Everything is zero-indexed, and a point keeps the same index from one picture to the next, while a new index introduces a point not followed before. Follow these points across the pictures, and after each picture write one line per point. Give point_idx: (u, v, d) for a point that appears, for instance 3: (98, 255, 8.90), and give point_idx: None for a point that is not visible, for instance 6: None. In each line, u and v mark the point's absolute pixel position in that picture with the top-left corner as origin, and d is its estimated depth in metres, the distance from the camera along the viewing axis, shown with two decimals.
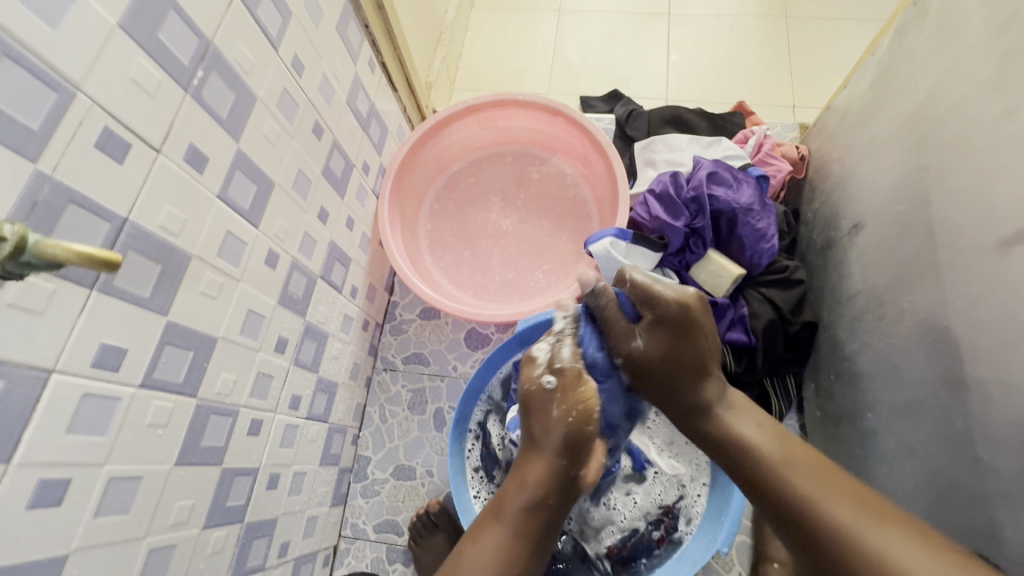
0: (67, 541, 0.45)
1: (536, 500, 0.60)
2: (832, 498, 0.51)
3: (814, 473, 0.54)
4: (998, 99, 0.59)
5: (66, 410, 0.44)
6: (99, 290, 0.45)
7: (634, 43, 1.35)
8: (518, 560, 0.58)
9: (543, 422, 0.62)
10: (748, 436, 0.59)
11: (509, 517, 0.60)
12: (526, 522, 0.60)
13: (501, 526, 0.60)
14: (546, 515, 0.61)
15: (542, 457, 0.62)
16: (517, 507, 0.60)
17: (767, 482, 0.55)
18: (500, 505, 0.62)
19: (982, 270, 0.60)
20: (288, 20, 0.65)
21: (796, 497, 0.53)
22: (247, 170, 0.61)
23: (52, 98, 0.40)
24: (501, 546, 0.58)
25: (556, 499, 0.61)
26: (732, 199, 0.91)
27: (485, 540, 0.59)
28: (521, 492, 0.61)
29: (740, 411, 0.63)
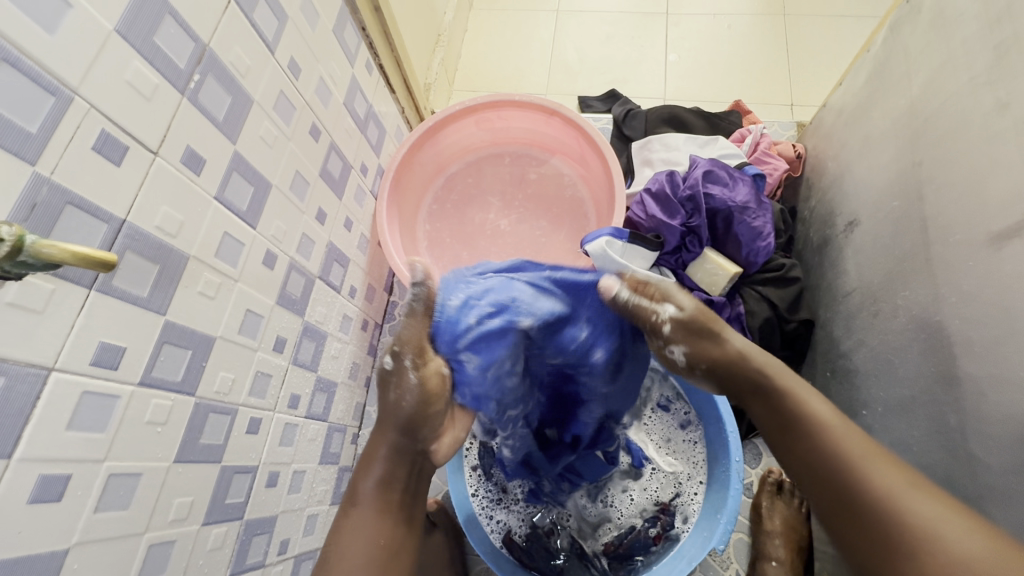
0: (68, 535, 0.46)
1: (386, 476, 0.60)
2: (880, 467, 0.52)
3: (865, 445, 0.54)
4: (990, 95, 0.60)
5: (67, 408, 0.45)
6: (98, 290, 0.46)
7: (632, 43, 1.36)
8: (381, 537, 0.58)
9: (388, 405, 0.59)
10: (814, 406, 0.57)
11: (363, 498, 0.59)
12: (380, 499, 0.59)
13: (361, 509, 0.59)
14: (401, 489, 0.61)
15: (385, 435, 0.60)
16: (368, 484, 0.60)
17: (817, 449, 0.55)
18: (352, 490, 0.60)
19: (974, 265, 0.60)
20: (284, 23, 0.66)
21: (842, 461, 0.54)
22: (244, 171, 0.62)
23: (50, 102, 0.41)
24: (362, 527, 0.58)
25: (407, 473, 0.61)
26: (728, 198, 0.91)
27: (348, 527, 0.58)
28: (370, 469, 0.60)
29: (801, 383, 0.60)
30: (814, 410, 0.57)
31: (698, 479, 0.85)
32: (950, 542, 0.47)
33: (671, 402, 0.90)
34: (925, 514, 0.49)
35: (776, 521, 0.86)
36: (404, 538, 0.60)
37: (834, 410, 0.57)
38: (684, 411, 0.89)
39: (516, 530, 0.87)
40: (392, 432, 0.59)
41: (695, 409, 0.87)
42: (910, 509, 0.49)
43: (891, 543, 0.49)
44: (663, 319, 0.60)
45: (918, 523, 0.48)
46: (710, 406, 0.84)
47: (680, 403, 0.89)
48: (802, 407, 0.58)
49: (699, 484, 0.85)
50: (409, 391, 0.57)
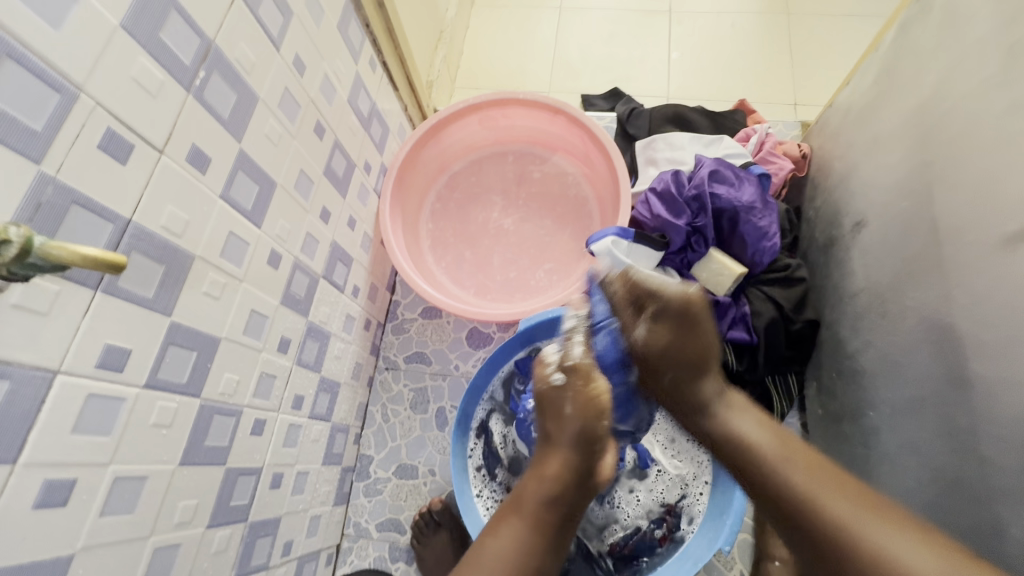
0: (72, 540, 0.45)
1: (555, 493, 0.62)
2: (837, 499, 0.54)
3: (825, 474, 0.56)
4: (1004, 96, 0.59)
5: (72, 410, 0.44)
6: (103, 291, 0.45)
7: (634, 41, 1.35)
8: (534, 551, 0.59)
9: (557, 421, 0.64)
10: (747, 431, 0.62)
11: (527, 510, 0.61)
12: (543, 515, 0.61)
13: (519, 521, 0.61)
14: (565, 509, 0.62)
15: (558, 452, 0.63)
16: (536, 497, 0.62)
17: (777, 484, 0.57)
18: (516, 498, 0.63)
19: (987, 266, 0.60)
20: (290, 20, 0.65)
21: (796, 495, 0.55)
22: (249, 170, 0.61)
23: (55, 99, 0.40)
24: (518, 536, 0.60)
25: (575, 493, 0.63)
26: (734, 198, 0.91)
27: (503, 534, 0.60)
28: (541, 484, 0.62)
29: (741, 410, 0.65)
30: (743, 431, 0.63)
31: (703, 480, 0.85)
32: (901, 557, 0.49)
33: None
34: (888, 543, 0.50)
35: None
36: (551, 557, 0.61)
37: (775, 433, 0.62)
38: None
39: None
40: (569, 450, 0.63)
41: None
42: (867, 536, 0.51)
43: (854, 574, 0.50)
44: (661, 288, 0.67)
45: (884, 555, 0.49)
46: None
47: None
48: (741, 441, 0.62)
49: (704, 485, 0.84)
50: (568, 400, 0.64)
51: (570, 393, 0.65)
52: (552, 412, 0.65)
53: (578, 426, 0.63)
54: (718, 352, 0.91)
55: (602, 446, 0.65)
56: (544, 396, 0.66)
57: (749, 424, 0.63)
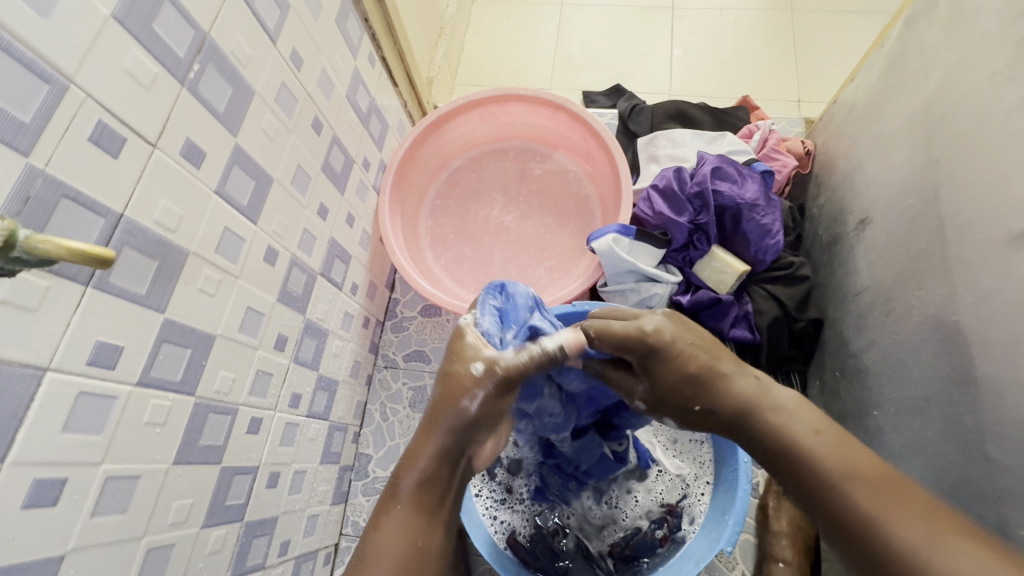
0: (63, 541, 0.45)
1: (429, 473, 0.57)
2: (897, 522, 0.45)
3: (882, 489, 0.47)
4: (1012, 91, 0.58)
5: (62, 408, 0.43)
6: (95, 287, 0.44)
7: (637, 38, 1.34)
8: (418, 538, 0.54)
9: (447, 404, 0.59)
10: (803, 438, 0.52)
11: (403, 494, 0.56)
12: (420, 497, 0.56)
13: (398, 505, 0.55)
14: (442, 487, 0.58)
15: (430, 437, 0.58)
16: (410, 481, 0.57)
17: (833, 508, 0.48)
18: (393, 485, 0.57)
19: (994, 265, 0.59)
20: (286, 13, 0.64)
21: (851, 514, 0.47)
22: (245, 165, 0.60)
23: (44, 90, 0.39)
24: (402, 523, 0.54)
25: (448, 471, 0.58)
26: (737, 194, 0.90)
27: (387, 527, 0.54)
28: (413, 465, 0.58)
29: (790, 408, 0.55)
30: (799, 440, 0.52)
31: (704, 479, 0.84)
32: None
33: None
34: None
35: (783, 522, 0.84)
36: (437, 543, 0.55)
37: (829, 438, 0.51)
38: None
39: (520, 530, 0.86)
40: (445, 432, 0.58)
41: None
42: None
43: None
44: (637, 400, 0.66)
45: None
46: None
47: None
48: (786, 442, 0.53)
49: (706, 485, 0.84)
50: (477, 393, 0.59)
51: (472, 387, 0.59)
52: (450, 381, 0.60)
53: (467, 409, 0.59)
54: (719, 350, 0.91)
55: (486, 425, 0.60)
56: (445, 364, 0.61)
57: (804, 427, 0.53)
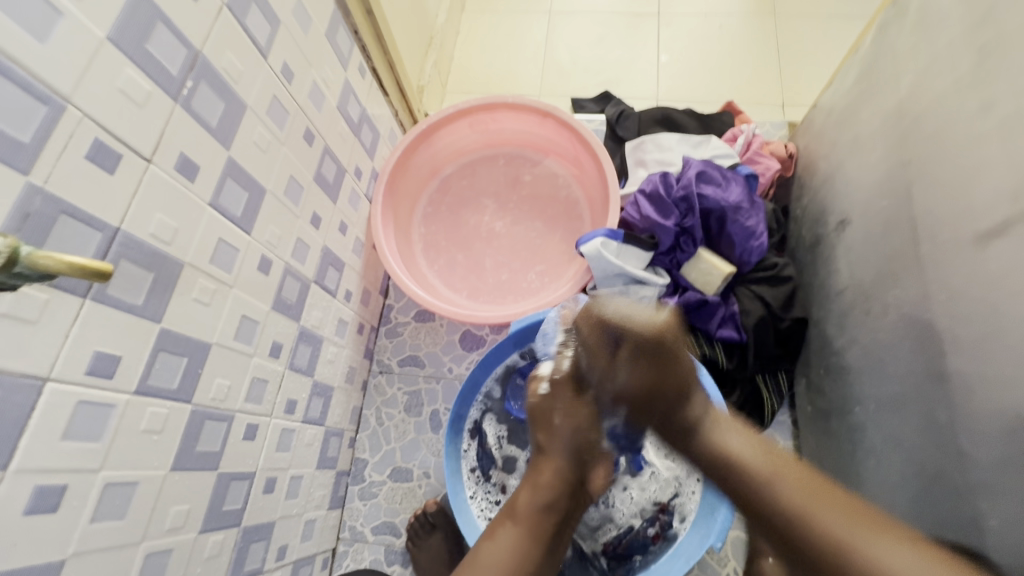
0: (63, 546, 0.46)
1: (551, 500, 0.65)
2: (823, 509, 0.50)
3: (805, 483, 0.53)
4: (976, 96, 0.60)
5: (62, 417, 0.44)
6: (92, 299, 0.46)
7: (624, 44, 1.36)
8: (531, 558, 0.63)
9: (546, 432, 0.68)
10: (730, 445, 0.58)
11: (521, 515, 0.65)
12: (538, 518, 0.64)
13: (511, 522, 0.65)
14: (556, 516, 0.66)
15: (550, 463, 0.66)
16: (532, 505, 0.65)
17: (771, 504, 0.53)
18: (513, 503, 0.67)
19: (963, 263, 0.61)
20: (276, 28, 0.65)
21: (782, 510, 0.52)
22: (238, 177, 0.62)
23: (41, 111, 0.41)
24: (512, 541, 0.63)
25: (566, 495, 0.66)
26: (721, 198, 0.92)
27: (500, 538, 0.64)
28: (536, 492, 0.65)
29: (726, 424, 0.61)
30: (730, 449, 0.58)
31: (695, 477, 0.85)
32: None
33: None
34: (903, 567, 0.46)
35: None
36: (543, 563, 0.64)
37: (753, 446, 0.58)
38: None
39: None
40: (560, 459, 0.66)
41: None
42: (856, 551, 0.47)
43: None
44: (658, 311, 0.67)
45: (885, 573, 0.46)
46: None
47: None
48: (717, 442, 0.59)
49: (696, 483, 0.84)
50: (561, 415, 0.67)
51: (552, 406, 0.68)
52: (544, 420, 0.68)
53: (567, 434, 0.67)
54: (708, 350, 0.92)
55: (591, 457, 0.69)
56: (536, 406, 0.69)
57: (737, 440, 0.59)
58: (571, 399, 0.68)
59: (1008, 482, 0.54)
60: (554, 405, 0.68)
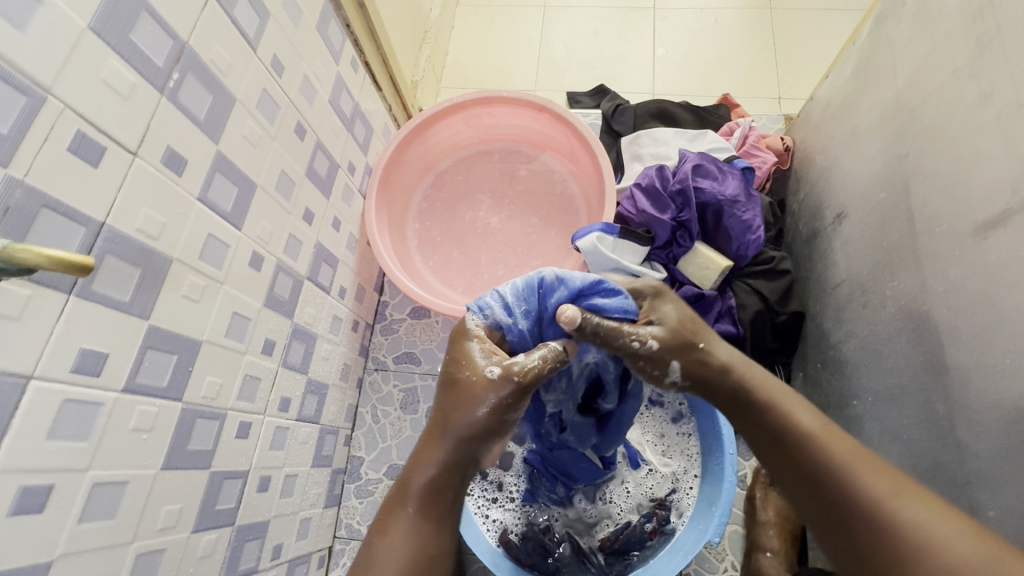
0: (51, 547, 0.45)
1: (445, 479, 0.53)
2: (877, 478, 0.50)
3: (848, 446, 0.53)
4: (973, 86, 0.60)
5: (48, 416, 0.44)
6: (77, 295, 0.45)
7: (620, 38, 1.35)
8: (428, 545, 0.51)
9: (455, 413, 0.54)
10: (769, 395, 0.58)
11: (413, 497, 0.53)
12: (435, 496, 0.53)
13: (408, 507, 0.53)
14: (454, 494, 0.54)
15: (444, 438, 0.54)
16: (423, 483, 0.53)
17: (824, 475, 0.52)
18: (404, 481, 0.55)
19: (961, 255, 0.60)
20: (265, 21, 0.64)
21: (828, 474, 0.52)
22: (228, 172, 0.61)
23: (22, 102, 0.40)
24: (411, 529, 0.52)
25: (465, 468, 0.55)
26: (718, 191, 0.91)
27: (396, 530, 0.51)
28: (427, 465, 0.54)
29: (785, 394, 0.58)
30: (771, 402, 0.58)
31: (693, 473, 0.86)
32: (949, 545, 0.45)
33: (664, 395, 0.90)
34: (942, 530, 0.46)
35: (769, 513, 0.86)
36: (444, 551, 0.53)
37: (810, 411, 0.57)
38: (677, 403, 0.89)
39: (512, 528, 0.87)
40: (459, 439, 0.54)
41: (688, 401, 0.87)
42: (898, 514, 0.48)
43: (879, 541, 0.48)
44: (645, 337, 0.59)
45: (921, 534, 0.47)
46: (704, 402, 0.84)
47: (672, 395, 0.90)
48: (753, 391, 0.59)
49: (694, 478, 0.85)
50: (482, 399, 0.53)
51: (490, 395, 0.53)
52: (461, 391, 0.54)
53: (476, 418, 0.53)
54: None
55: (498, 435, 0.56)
56: (451, 372, 0.56)
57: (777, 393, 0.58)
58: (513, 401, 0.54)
59: (1006, 474, 0.54)
60: (482, 392, 0.54)
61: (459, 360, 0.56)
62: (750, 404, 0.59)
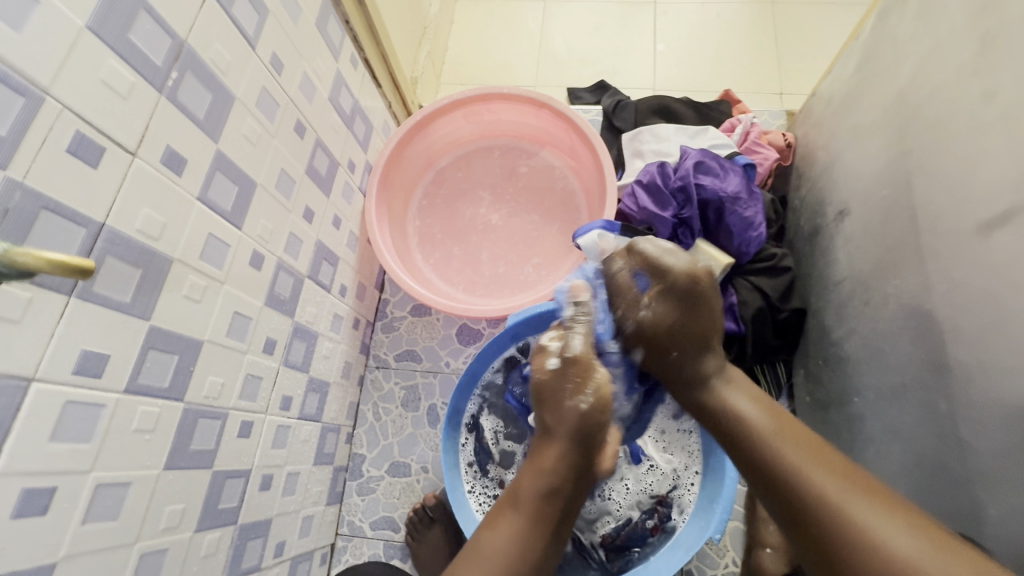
0: (55, 549, 0.45)
1: (554, 485, 0.58)
2: (853, 493, 0.49)
3: (811, 448, 0.54)
4: (977, 83, 0.59)
5: (49, 418, 0.43)
6: (77, 296, 0.45)
7: (620, 33, 1.34)
8: (533, 546, 0.56)
9: (554, 414, 0.61)
10: (741, 408, 0.61)
11: (523, 503, 0.58)
12: (542, 508, 0.58)
13: (515, 511, 0.58)
14: (561, 504, 0.59)
15: (554, 446, 0.60)
16: (533, 490, 0.58)
17: (800, 495, 0.51)
18: (515, 489, 0.60)
19: (962, 253, 0.60)
20: (264, 18, 0.64)
21: (784, 468, 0.53)
22: (228, 170, 0.60)
23: (19, 103, 0.39)
24: (517, 529, 0.57)
25: (571, 487, 0.59)
26: (719, 188, 0.91)
27: (502, 527, 0.58)
28: (540, 474, 0.59)
29: (739, 386, 0.64)
30: (742, 411, 0.60)
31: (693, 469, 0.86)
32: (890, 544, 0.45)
33: None
34: (893, 538, 0.46)
35: None
36: (546, 551, 0.57)
37: (767, 415, 0.59)
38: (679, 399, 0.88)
39: None
40: (566, 445, 0.59)
41: None
42: (851, 517, 0.48)
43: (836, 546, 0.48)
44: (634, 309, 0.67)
45: (867, 536, 0.47)
46: None
47: None
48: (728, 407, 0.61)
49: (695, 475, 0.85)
50: (566, 390, 0.61)
51: (568, 386, 0.61)
52: (558, 406, 0.61)
53: (576, 422, 0.60)
54: None
55: (596, 444, 0.61)
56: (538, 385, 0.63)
57: (746, 402, 0.61)
58: (582, 381, 0.61)
59: (1009, 472, 0.54)
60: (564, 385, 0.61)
61: (540, 368, 0.63)
62: (722, 423, 0.61)
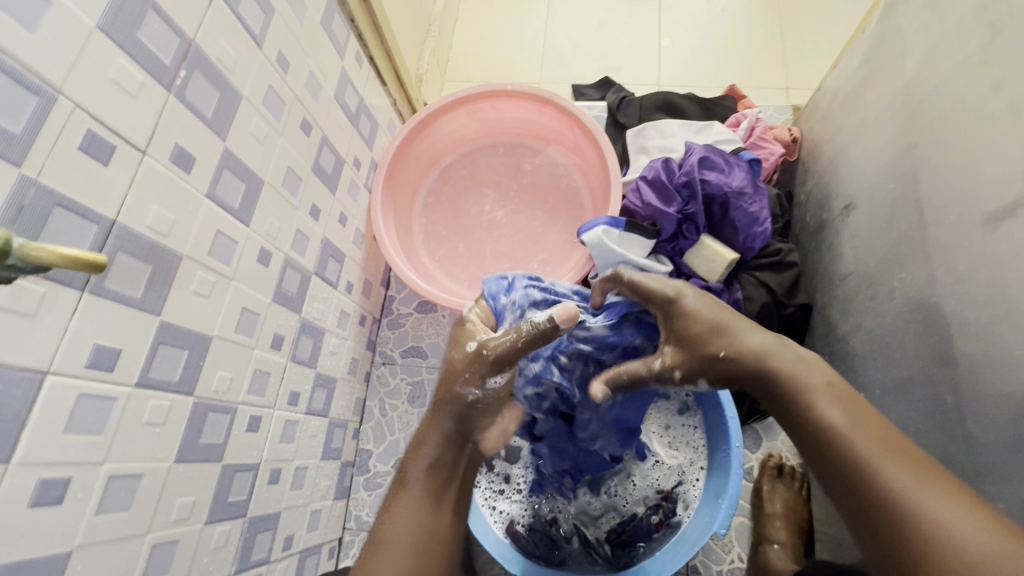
0: (70, 538, 0.46)
1: (437, 458, 0.59)
2: (912, 482, 0.47)
3: (877, 438, 0.50)
4: (984, 75, 0.59)
5: (63, 410, 0.44)
6: (90, 291, 0.46)
7: (625, 29, 1.34)
8: (427, 520, 0.56)
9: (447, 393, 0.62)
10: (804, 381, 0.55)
11: (411, 481, 0.58)
12: (431, 484, 0.58)
13: (407, 488, 0.58)
14: (448, 474, 0.59)
15: (438, 420, 0.61)
16: (418, 467, 0.59)
17: (862, 481, 0.49)
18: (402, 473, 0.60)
19: (969, 246, 0.60)
20: (270, 16, 0.65)
21: (857, 463, 0.49)
22: (235, 168, 0.61)
23: (33, 102, 0.40)
24: (413, 506, 0.56)
25: (454, 458, 0.60)
26: (724, 183, 0.91)
27: (398, 510, 0.57)
28: (422, 450, 0.60)
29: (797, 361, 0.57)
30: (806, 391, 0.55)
31: (700, 465, 0.86)
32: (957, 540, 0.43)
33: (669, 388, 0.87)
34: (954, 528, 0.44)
35: (776, 504, 0.87)
36: (443, 525, 0.57)
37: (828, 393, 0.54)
38: (683, 396, 0.86)
39: (518, 519, 0.88)
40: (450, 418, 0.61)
41: (694, 394, 0.85)
42: (914, 506, 0.46)
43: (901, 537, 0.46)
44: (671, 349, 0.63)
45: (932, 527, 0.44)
46: (712, 395, 0.82)
47: (678, 387, 0.86)
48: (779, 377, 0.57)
49: (700, 470, 0.85)
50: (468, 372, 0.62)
51: (465, 371, 0.61)
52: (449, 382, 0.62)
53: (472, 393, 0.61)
54: None
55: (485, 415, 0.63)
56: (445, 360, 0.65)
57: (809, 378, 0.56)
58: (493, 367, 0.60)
59: (1015, 465, 0.54)
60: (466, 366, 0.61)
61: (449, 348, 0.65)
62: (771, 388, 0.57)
